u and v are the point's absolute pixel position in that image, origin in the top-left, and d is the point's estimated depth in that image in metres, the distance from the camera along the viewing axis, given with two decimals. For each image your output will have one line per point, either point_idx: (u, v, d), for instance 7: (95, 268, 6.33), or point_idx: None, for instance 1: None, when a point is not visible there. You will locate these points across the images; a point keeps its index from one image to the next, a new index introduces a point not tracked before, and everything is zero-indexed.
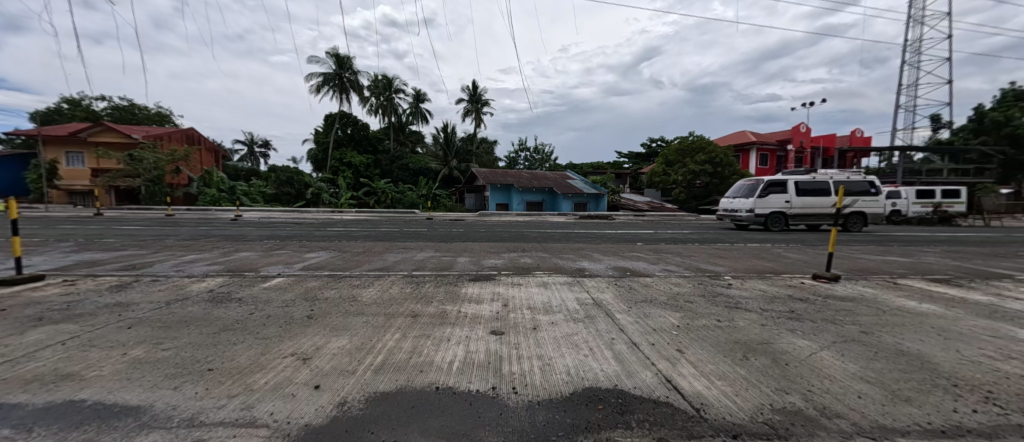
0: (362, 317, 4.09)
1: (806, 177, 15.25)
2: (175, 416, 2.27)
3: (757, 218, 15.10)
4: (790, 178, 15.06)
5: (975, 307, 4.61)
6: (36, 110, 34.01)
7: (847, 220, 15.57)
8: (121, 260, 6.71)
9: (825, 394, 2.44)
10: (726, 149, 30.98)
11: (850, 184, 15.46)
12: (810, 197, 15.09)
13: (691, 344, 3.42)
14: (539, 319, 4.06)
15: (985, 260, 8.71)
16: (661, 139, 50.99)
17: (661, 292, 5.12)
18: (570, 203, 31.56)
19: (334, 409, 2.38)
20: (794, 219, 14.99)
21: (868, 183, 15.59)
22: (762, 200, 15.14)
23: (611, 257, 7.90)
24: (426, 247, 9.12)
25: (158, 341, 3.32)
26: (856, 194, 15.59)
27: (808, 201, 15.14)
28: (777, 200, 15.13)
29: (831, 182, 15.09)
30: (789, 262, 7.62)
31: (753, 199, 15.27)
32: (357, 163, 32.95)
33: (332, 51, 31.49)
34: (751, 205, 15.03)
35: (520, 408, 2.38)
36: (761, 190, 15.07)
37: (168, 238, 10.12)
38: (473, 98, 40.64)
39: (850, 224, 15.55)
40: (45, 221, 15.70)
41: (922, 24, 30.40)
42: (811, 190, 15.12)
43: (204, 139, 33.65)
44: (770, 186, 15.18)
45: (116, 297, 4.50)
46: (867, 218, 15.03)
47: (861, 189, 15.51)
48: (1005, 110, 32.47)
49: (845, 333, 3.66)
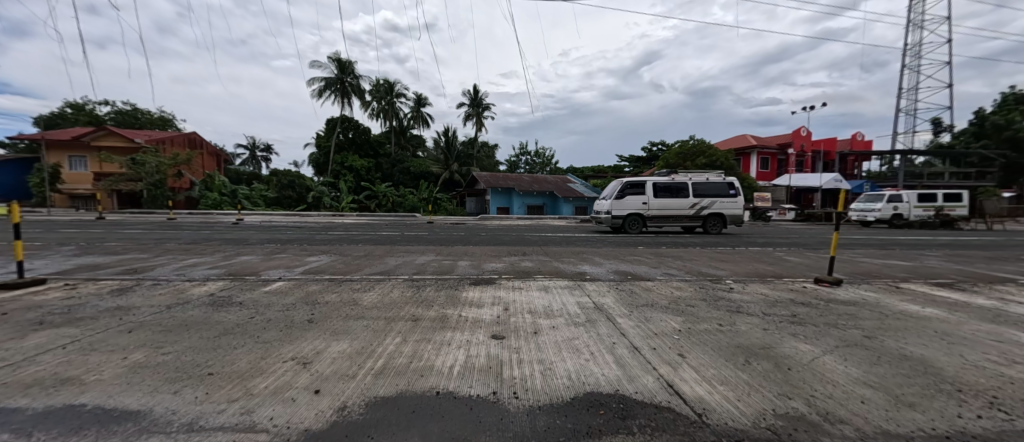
0: (362, 321, 4.08)
1: (664, 179, 15.16)
2: (174, 420, 2.26)
3: (614, 220, 15.04)
4: (647, 179, 14.94)
5: (977, 311, 4.59)
6: (40, 115, 34.25)
7: (708, 221, 15.36)
8: (122, 264, 6.72)
9: (828, 399, 2.42)
10: (726, 153, 31.02)
11: (708, 185, 15.17)
12: (664, 199, 15.01)
13: (693, 348, 3.41)
14: (540, 323, 4.05)
15: (988, 264, 8.67)
16: (661, 142, 51.12)
17: (663, 296, 5.11)
18: (570, 206, 31.89)
19: (333, 414, 2.37)
20: (652, 220, 14.91)
21: (727, 183, 15.27)
22: (619, 202, 15.11)
23: (612, 260, 7.89)
24: (426, 251, 9.11)
25: (158, 345, 3.32)
26: (716, 196, 15.32)
27: (666, 203, 15.07)
28: (633, 202, 15.06)
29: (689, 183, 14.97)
30: (790, 266, 7.58)
31: (612, 201, 15.26)
32: (359, 167, 33.08)
33: (333, 55, 31.75)
34: (607, 207, 14.81)
35: (521, 413, 2.36)
36: (617, 192, 15.04)
37: (170, 242, 10.14)
38: (474, 102, 40.83)
39: (709, 226, 15.34)
40: (47, 225, 15.75)
41: (921, 28, 30.55)
42: (672, 192, 15.14)
43: (207, 143, 33.83)
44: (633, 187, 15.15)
45: (117, 300, 4.50)
46: (725, 218, 14.86)
47: (719, 191, 15.15)
48: (1006, 113, 32.49)
49: (848, 337, 3.65)
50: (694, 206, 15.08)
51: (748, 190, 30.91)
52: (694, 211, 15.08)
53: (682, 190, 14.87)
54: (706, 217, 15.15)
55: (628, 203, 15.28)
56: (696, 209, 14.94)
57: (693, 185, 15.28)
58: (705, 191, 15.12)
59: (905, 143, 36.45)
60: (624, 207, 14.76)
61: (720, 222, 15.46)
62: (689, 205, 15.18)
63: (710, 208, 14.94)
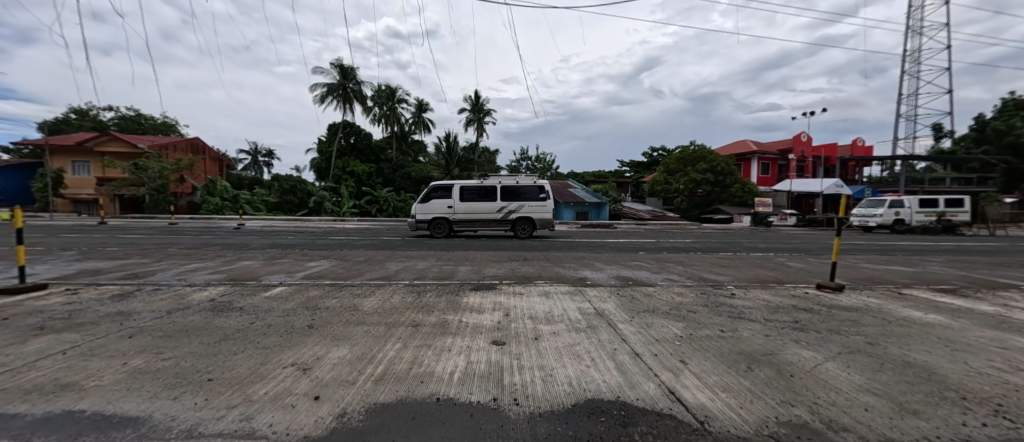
0: (362, 327, 4.07)
1: (474, 183, 14.83)
2: (173, 427, 2.25)
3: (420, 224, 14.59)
4: (455, 183, 14.59)
5: (981, 317, 4.55)
6: (44, 120, 34.53)
7: (517, 225, 15.03)
8: (123, 269, 6.74)
9: (831, 406, 2.41)
10: (726, 158, 31.10)
11: (517, 189, 14.83)
12: (471, 202, 14.68)
13: (694, 354, 3.39)
14: (541, 329, 4.04)
15: (991, 270, 8.62)
16: (662, 148, 51.25)
17: (664, 302, 5.09)
18: (571, 211, 31.85)
19: (333, 421, 2.36)
20: (455, 224, 14.54)
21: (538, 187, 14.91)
22: (426, 205, 14.71)
23: (614, 266, 7.87)
24: (427, 256, 9.10)
25: (158, 350, 3.32)
26: (525, 200, 14.99)
27: (473, 207, 14.74)
28: (440, 206, 14.74)
29: (495, 187, 14.64)
30: (792, 271, 7.54)
31: (420, 203, 14.93)
32: (360, 172, 33.22)
33: (336, 62, 32.04)
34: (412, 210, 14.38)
35: (521, 420, 2.35)
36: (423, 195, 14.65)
37: (171, 247, 10.15)
38: (475, 107, 41.04)
39: (519, 230, 15.00)
40: (50, 230, 15.80)
41: (920, 34, 30.72)
42: (478, 196, 14.77)
43: (209, 149, 34.08)
44: (438, 191, 14.78)
45: (118, 305, 4.51)
46: (531, 222, 14.50)
47: (528, 195, 14.81)
48: (1006, 119, 32.53)
49: (851, 343, 3.62)
50: (502, 210, 14.77)
51: (749, 195, 30.91)
52: (502, 215, 14.77)
53: (487, 193, 14.52)
54: (513, 221, 14.80)
55: (436, 207, 14.88)
56: (503, 213, 14.61)
57: (504, 188, 14.95)
58: (512, 194, 14.79)
59: (905, 149, 36.46)
60: (429, 211, 14.36)
61: (530, 226, 15.17)
62: (496, 208, 14.82)
63: (516, 212, 14.63)
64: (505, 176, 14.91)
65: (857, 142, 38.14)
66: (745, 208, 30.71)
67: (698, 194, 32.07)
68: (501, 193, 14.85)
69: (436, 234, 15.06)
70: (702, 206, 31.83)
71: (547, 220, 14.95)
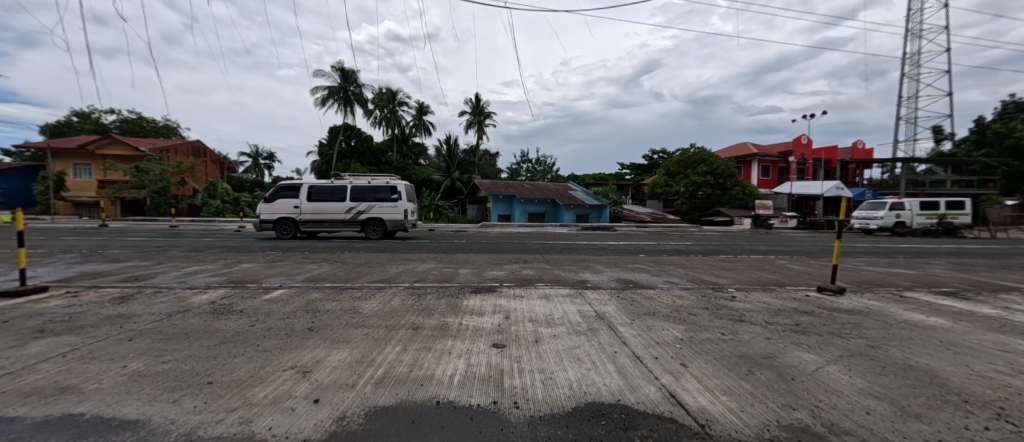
0: (362, 330, 4.06)
1: (325, 182, 14.36)
2: (173, 430, 2.25)
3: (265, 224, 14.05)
4: (302, 182, 14.15)
5: (982, 320, 4.54)
6: (46, 123, 34.64)
7: (369, 226, 14.59)
8: (124, 272, 6.72)
9: (833, 410, 2.39)
10: (727, 161, 31.12)
11: (368, 189, 14.36)
12: (319, 202, 14.19)
13: (695, 357, 3.38)
14: (541, 332, 4.03)
15: (992, 273, 8.60)
16: (662, 151, 51.31)
17: (664, 304, 5.08)
18: (572, 214, 31.60)
19: (333, 424, 2.35)
20: (300, 225, 14.09)
21: (391, 188, 14.49)
22: (273, 205, 14.18)
23: (614, 269, 7.85)
24: (427, 259, 9.10)
25: (158, 353, 3.32)
26: (377, 200, 14.56)
27: (320, 208, 14.24)
28: (286, 205, 14.26)
29: (345, 187, 14.20)
30: (793, 274, 7.53)
31: (266, 203, 14.39)
32: (361, 174, 33.31)
33: (337, 65, 32.20)
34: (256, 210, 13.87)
35: (522, 423, 2.34)
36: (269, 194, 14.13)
37: (171, 250, 10.15)
38: (475, 110, 41.15)
39: (370, 231, 14.57)
40: (51, 232, 15.85)
41: (919, 37, 30.79)
42: (325, 196, 14.28)
43: (210, 152, 34.17)
44: (286, 190, 14.28)
45: (118, 308, 4.51)
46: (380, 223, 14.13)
47: (379, 195, 14.35)
48: (1006, 122, 32.56)
49: (853, 347, 3.61)
50: (350, 210, 14.29)
51: (749, 198, 30.88)
52: (351, 216, 14.33)
53: (335, 193, 14.05)
54: (362, 222, 14.38)
55: (283, 207, 14.35)
56: (349, 214, 14.15)
57: (355, 188, 14.50)
58: (361, 195, 14.37)
59: (905, 151, 36.44)
60: (271, 211, 13.78)
61: (383, 227, 14.78)
62: (344, 209, 14.35)
63: (365, 213, 14.22)
64: (357, 175, 14.47)
65: (857, 145, 38.16)
66: (746, 210, 30.67)
67: (699, 196, 32.05)
68: (353, 192, 14.40)
69: (286, 236, 14.50)
70: (703, 209, 31.78)
71: (397, 220, 14.56)
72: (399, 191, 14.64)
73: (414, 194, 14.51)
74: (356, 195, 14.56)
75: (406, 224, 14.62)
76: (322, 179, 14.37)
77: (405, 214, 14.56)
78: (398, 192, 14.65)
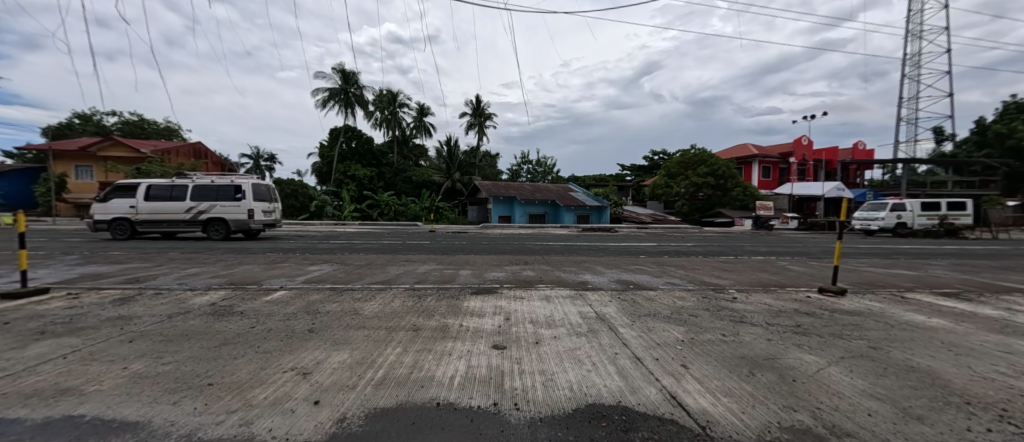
0: (362, 331, 4.06)
1: (165, 181, 13.77)
2: (173, 432, 2.25)
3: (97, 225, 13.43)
4: (138, 181, 13.51)
5: (984, 321, 4.52)
6: (48, 125, 34.76)
7: (209, 228, 13.98)
8: (124, 273, 6.74)
9: (834, 412, 2.38)
10: (727, 162, 31.10)
11: (209, 188, 13.82)
12: (155, 203, 13.58)
13: (696, 359, 3.37)
14: (542, 333, 4.03)
15: (993, 274, 8.58)
16: (662, 152, 51.36)
17: (665, 306, 5.07)
18: (572, 215, 31.63)
19: (332, 426, 2.35)
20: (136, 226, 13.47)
21: (235, 187, 13.93)
22: (106, 205, 13.51)
23: (614, 269, 7.85)
24: (428, 260, 9.11)
25: (159, 354, 3.32)
26: (220, 199, 14.00)
27: (157, 208, 13.61)
28: (121, 206, 13.61)
29: (184, 187, 13.61)
30: (793, 275, 7.52)
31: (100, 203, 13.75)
32: (361, 175, 33.36)
33: (338, 66, 32.30)
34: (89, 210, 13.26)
35: (522, 425, 2.33)
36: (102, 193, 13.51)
37: (172, 251, 10.17)
38: (476, 111, 41.22)
39: (211, 231, 13.96)
40: (53, 233, 15.90)
41: (919, 38, 30.80)
42: (161, 196, 13.64)
43: (211, 153, 34.27)
44: (120, 189, 13.63)
45: (119, 309, 4.52)
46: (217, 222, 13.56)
47: (222, 195, 13.86)
48: (1008, 122, 32.50)
49: (855, 348, 3.60)
50: (190, 210, 13.72)
51: (750, 199, 30.86)
52: (192, 216, 13.76)
53: (173, 192, 13.48)
54: (200, 222, 13.79)
55: (118, 208, 13.72)
56: (187, 213, 13.54)
57: (196, 187, 13.90)
58: (202, 195, 13.79)
59: (906, 152, 36.41)
60: (102, 211, 13.11)
61: (226, 227, 14.15)
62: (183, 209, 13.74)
63: (203, 213, 13.65)
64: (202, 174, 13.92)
65: (857, 146, 38.15)
66: (746, 211, 30.65)
67: (699, 197, 32.03)
68: (193, 192, 13.78)
69: (121, 236, 13.88)
70: (703, 209, 31.74)
71: (240, 220, 14.02)
72: (243, 191, 14.04)
73: (260, 194, 14.02)
74: (198, 194, 13.93)
75: (250, 224, 14.13)
76: (160, 179, 13.78)
77: (250, 214, 14.08)
78: (242, 191, 14.04)
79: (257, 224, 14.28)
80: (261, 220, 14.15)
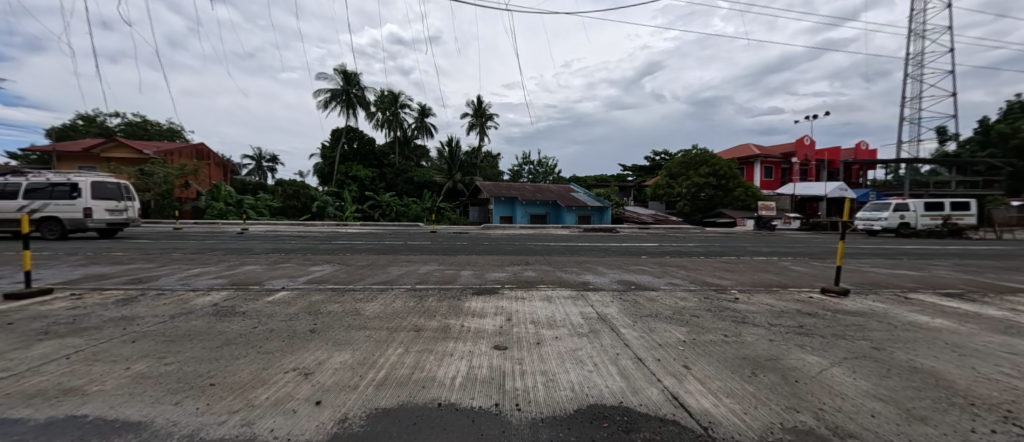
0: (364, 331, 4.07)
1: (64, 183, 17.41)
2: (176, 432, 2.26)
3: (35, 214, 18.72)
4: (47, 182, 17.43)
5: (989, 322, 4.50)
6: (51, 127, 34.95)
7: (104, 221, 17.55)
8: (128, 274, 6.77)
9: (837, 413, 2.37)
10: (729, 162, 31.02)
11: (40, 186, 13.27)
12: None
13: (698, 359, 3.37)
14: (543, 334, 4.02)
15: (997, 274, 8.55)
16: (664, 152, 51.26)
17: (667, 306, 5.06)
18: (574, 215, 31.65)
19: (334, 426, 2.35)
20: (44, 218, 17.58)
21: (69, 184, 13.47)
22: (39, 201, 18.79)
23: (616, 270, 7.85)
24: (429, 260, 9.14)
25: (161, 355, 3.33)
26: (50, 198, 13.48)
27: None
28: None
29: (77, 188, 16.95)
30: (795, 275, 7.52)
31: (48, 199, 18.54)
32: (363, 176, 33.43)
33: (339, 67, 32.37)
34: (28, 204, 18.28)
35: (523, 425, 2.34)
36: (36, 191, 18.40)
37: (175, 252, 10.21)
38: (477, 112, 41.26)
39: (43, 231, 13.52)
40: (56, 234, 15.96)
41: (923, 37, 30.64)
42: None
43: (213, 154, 34.38)
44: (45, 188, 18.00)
45: (122, 309, 4.55)
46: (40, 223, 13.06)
47: (53, 192, 13.37)
48: (1012, 122, 32.35)
49: (857, 349, 3.58)
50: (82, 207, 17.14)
51: (752, 199, 30.78)
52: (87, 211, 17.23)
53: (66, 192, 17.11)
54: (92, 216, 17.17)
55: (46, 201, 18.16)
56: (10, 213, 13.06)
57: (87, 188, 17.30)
58: (30, 193, 13.30)
59: (909, 152, 36.26)
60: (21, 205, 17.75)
61: (59, 226, 13.61)
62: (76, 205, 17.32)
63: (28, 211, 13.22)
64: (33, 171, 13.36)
65: (859, 146, 38.04)
66: (748, 212, 30.58)
67: (701, 198, 31.94)
68: (22, 192, 13.30)
69: None
70: (705, 210, 31.66)
71: (72, 220, 13.50)
72: (74, 188, 13.48)
73: (103, 193, 13.80)
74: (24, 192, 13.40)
75: (87, 224, 13.64)
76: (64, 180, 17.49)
77: (86, 214, 13.62)
78: (74, 188, 13.49)
79: (95, 223, 13.84)
80: (103, 219, 13.84)
